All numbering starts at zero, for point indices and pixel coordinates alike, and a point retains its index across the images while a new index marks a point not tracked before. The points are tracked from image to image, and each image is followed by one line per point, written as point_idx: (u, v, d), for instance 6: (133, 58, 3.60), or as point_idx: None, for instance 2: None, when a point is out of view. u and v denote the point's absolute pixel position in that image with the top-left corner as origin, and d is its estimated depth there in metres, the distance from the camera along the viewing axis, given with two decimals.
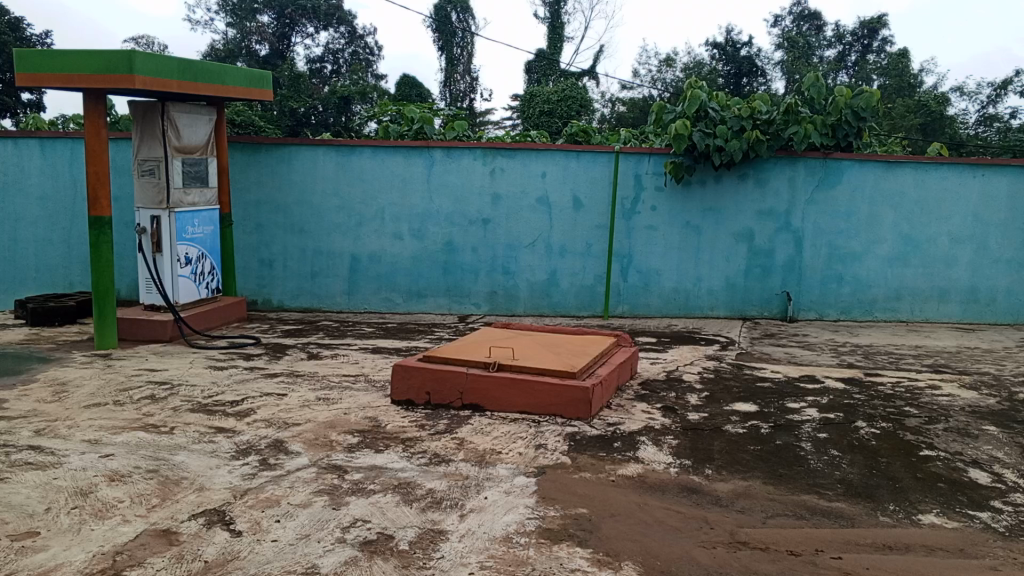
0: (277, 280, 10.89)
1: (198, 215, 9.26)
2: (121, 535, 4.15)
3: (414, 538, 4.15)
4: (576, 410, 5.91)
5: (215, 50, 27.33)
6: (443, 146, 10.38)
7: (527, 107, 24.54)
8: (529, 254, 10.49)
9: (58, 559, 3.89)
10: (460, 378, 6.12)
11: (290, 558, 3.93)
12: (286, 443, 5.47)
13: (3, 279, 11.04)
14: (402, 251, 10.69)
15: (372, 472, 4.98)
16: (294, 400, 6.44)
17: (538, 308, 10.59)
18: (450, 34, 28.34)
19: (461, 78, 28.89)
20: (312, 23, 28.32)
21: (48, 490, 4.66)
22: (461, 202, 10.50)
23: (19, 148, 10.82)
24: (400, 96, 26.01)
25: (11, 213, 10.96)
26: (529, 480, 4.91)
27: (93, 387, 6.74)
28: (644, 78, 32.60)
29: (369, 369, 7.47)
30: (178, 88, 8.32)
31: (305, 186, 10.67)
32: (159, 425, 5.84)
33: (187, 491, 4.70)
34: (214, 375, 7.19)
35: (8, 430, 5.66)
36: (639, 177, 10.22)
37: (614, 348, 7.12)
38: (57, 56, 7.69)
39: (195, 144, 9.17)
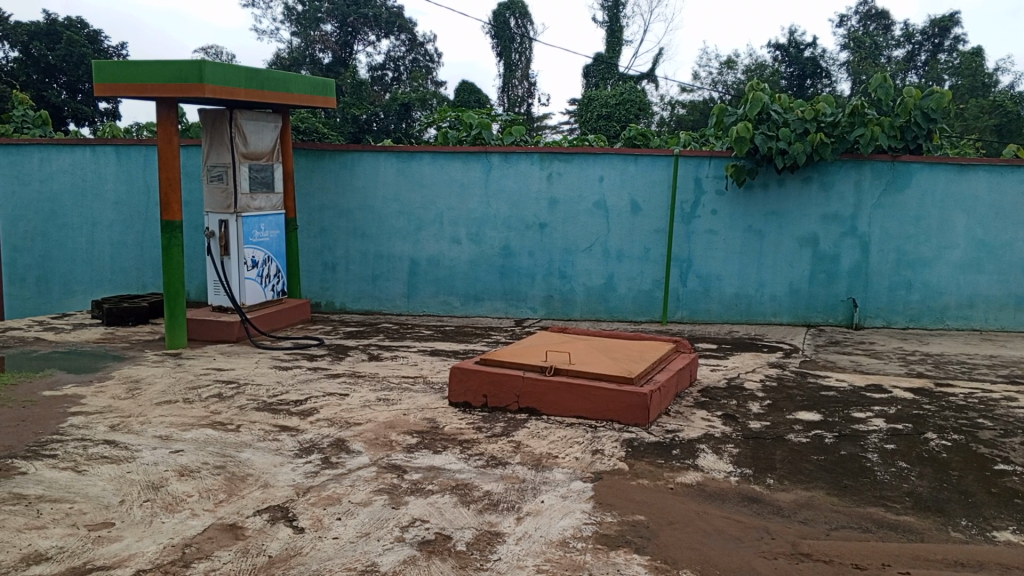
0: (339, 282, 11.11)
1: (264, 219, 9.51)
2: (190, 528, 4.29)
3: (472, 539, 4.18)
4: (634, 416, 5.86)
5: (281, 59, 28.08)
6: (501, 151, 10.44)
7: (585, 112, 24.48)
8: (586, 259, 10.46)
9: (131, 550, 4.04)
10: (517, 381, 6.15)
11: (351, 556, 4.00)
12: (348, 442, 5.57)
13: (83, 280, 11.56)
14: (461, 255, 10.78)
15: (431, 473, 5.03)
16: (355, 400, 6.55)
17: (595, 313, 10.54)
18: (508, 39, 28.52)
19: (519, 83, 29.01)
20: (374, 31, 28.84)
21: (123, 483, 4.85)
22: (519, 206, 10.54)
23: (97, 156, 11.30)
24: (460, 102, 26.28)
25: (89, 218, 11.45)
26: (586, 485, 4.90)
27: (164, 385, 6.99)
28: (705, 81, 32.21)
29: (428, 371, 7.55)
30: (245, 97, 8.57)
31: (367, 190, 10.86)
32: (226, 422, 6.02)
33: (253, 487, 4.83)
34: (279, 375, 7.37)
35: (85, 425, 5.91)
36: (699, 181, 10.09)
37: (673, 354, 7.05)
38: (133, 67, 8.01)
39: (261, 151, 9.43)
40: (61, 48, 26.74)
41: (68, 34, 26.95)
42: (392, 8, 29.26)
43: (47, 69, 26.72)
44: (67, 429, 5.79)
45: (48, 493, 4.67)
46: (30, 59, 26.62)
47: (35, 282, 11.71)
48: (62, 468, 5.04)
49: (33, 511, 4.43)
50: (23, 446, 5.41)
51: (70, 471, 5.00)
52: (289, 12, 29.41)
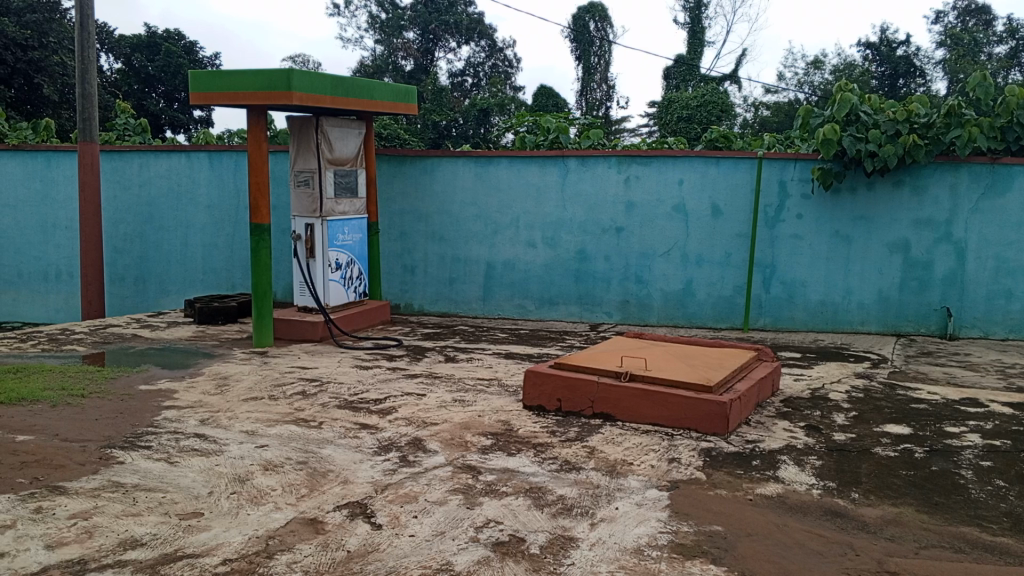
0: (418, 285, 11.31)
1: (349, 223, 9.76)
2: (274, 521, 4.44)
3: (545, 542, 4.19)
4: (713, 426, 5.75)
5: (365, 67, 28.81)
6: (578, 155, 10.44)
7: (665, 113, 24.19)
8: (664, 263, 10.32)
9: (219, 539, 4.21)
10: (592, 387, 6.12)
11: (426, 554, 4.06)
12: (424, 441, 5.66)
13: (177, 280, 12.14)
14: (537, 259, 10.81)
15: (505, 475, 5.06)
16: (432, 400, 6.65)
17: (673, 318, 10.38)
18: (587, 43, 28.49)
19: (598, 86, 28.88)
20: (455, 38, 29.21)
21: (211, 475, 5.06)
22: (596, 210, 10.50)
23: (191, 161, 11.84)
24: (538, 106, 26.35)
25: (183, 220, 12.00)
26: (661, 493, 4.83)
27: (250, 382, 7.25)
28: (790, 82, 31.34)
29: (503, 374, 7.60)
30: (331, 103, 8.83)
31: (445, 195, 11.03)
32: (309, 419, 6.21)
33: (333, 483, 4.96)
34: (359, 374, 7.55)
35: (178, 418, 6.19)
36: (783, 184, 9.83)
37: (754, 362, 6.88)
38: (226, 75, 8.35)
39: (346, 157, 9.69)
40: (160, 59, 28.14)
41: (166, 45, 28.29)
42: (472, 14, 29.62)
43: (147, 80, 28.21)
44: (161, 422, 6.08)
45: (143, 482, 4.91)
46: (131, 70, 28.13)
47: (133, 281, 12.34)
48: (156, 460, 5.29)
49: (130, 499, 4.67)
50: (121, 436, 5.72)
51: (164, 462, 5.25)
52: (373, 20, 30.07)
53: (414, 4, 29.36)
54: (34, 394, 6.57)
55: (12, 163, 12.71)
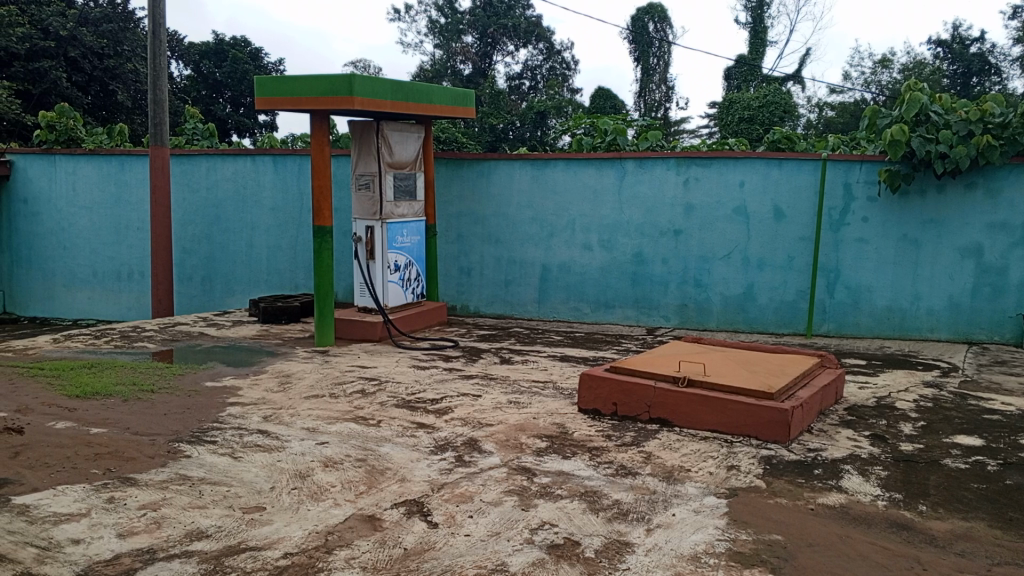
0: (474, 287, 11.39)
1: (407, 226, 9.89)
2: (333, 516, 4.53)
3: (600, 546, 4.17)
4: (773, 433, 5.63)
5: (424, 71, 29.17)
6: (636, 157, 10.36)
7: (725, 114, 23.82)
8: (724, 267, 10.16)
9: (280, 533, 4.31)
10: (649, 391, 6.06)
11: (482, 554, 4.09)
12: (480, 442, 5.69)
13: (243, 281, 12.48)
14: (592, 261, 10.76)
15: (560, 478, 5.05)
16: (487, 402, 6.69)
17: (733, 323, 10.21)
18: (646, 44, 28.27)
19: (657, 87, 28.62)
20: (513, 41, 29.31)
21: (274, 470, 5.18)
22: (654, 213, 10.40)
23: (257, 165, 12.16)
24: (595, 108, 26.27)
25: (248, 222, 12.33)
26: (720, 501, 4.76)
27: (312, 380, 7.42)
28: (857, 82, 30.50)
29: (558, 376, 7.60)
30: (391, 108, 8.97)
31: (502, 197, 11.09)
32: (367, 417, 6.31)
33: (391, 481, 5.03)
34: (416, 374, 7.64)
35: (242, 414, 6.37)
36: (848, 187, 9.58)
37: (817, 369, 6.71)
38: (290, 81, 8.54)
39: (405, 160, 9.83)
40: (227, 65, 28.97)
41: (233, 52, 29.12)
42: (530, 17, 29.65)
43: (215, 86, 29.10)
44: (226, 417, 6.26)
45: (208, 476, 5.07)
46: (200, 77, 29.07)
47: (201, 281, 12.73)
48: (221, 454, 5.45)
49: (195, 492, 4.82)
50: (188, 431, 5.91)
51: (228, 457, 5.41)
52: (433, 24, 30.33)
53: (473, 8, 29.58)
54: (107, 389, 6.84)
55: (88, 167, 13.27)
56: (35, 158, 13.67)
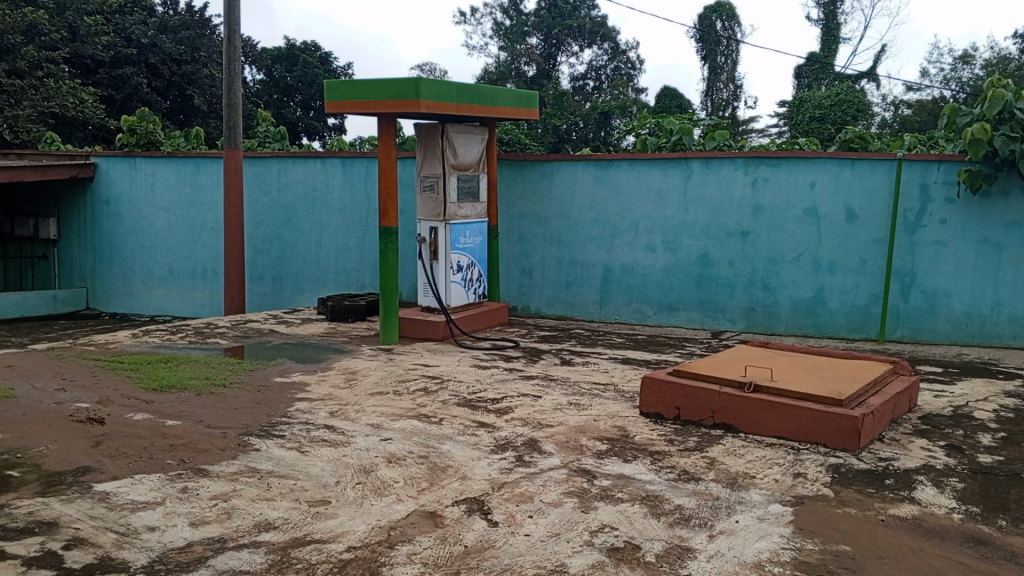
0: (535, 288, 11.42)
1: (470, 227, 9.98)
2: (396, 512, 4.61)
3: (662, 551, 4.13)
4: (842, 441, 5.49)
5: (489, 73, 29.36)
6: (702, 157, 10.22)
7: (795, 113, 23.24)
8: (792, 269, 9.92)
9: (344, 527, 4.40)
10: (713, 396, 5.97)
11: (541, 555, 4.10)
12: (540, 442, 5.70)
13: (311, 280, 12.78)
14: (656, 263, 10.65)
15: (620, 481, 5.02)
16: (548, 402, 6.69)
17: (802, 328, 9.95)
18: (714, 43, 27.76)
19: (725, 86, 28.15)
20: (577, 41, 29.26)
21: (338, 465, 5.30)
22: (720, 214, 10.23)
23: (326, 167, 12.44)
24: (660, 108, 26.00)
25: (317, 223, 12.62)
26: (785, 509, 4.66)
27: (376, 377, 7.55)
28: (935, 78, 29.38)
29: (619, 379, 7.54)
30: (456, 110, 9.05)
31: (564, 198, 11.09)
32: (430, 415, 6.39)
33: (452, 478, 5.08)
34: (478, 374, 7.69)
35: (309, 409, 6.53)
36: (925, 187, 9.24)
37: (890, 376, 6.49)
38: (358, 84, 8.72)
39: (469, 162, 9.92)
40: (298, 70, 29.76)
41: (304, 57, 29.90)
42: (595, 17, 29.54)
43: (286, 89, 29.88)
44: (294, 412, 6.43)
45: (276, 469, 5.21)
46: (272, 81, 29.90)
47: (271, 280, 13.10)
48: (289, 448, 5.60)
49: (264, 484, 4.96)
50: (257, 425, 6.09)
51: (295, 451, 5.55)
52: (498, 26, 30.45)
53: (538, 10, 29.62)
54: (182, 383, 7.11)
55: (166, 169, 13.80)
56: (116, 161, 14.28)
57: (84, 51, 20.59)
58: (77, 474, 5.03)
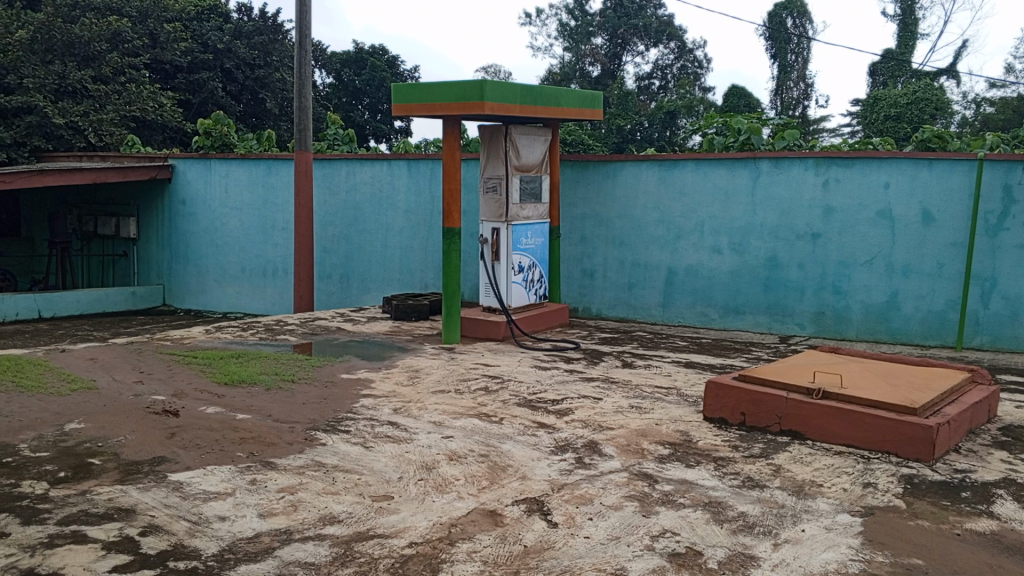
0: (597, 290, 11.37)
1: (532, 228, 10.00)
2: (457, 509, 4.66)
3: (724, 558, 4.06)
4: (916, 450, 5.30)
5: (553, 75, 29.35)
6: (771, 157, 10.02)
7: (869, 112, 22.49)
8: (865, 273, 9.62)
9: (407, 522, 4.47)
10: (780, 402, 5.83)
11: (601, 557, 4.09)
12: (601, 445, 5.68)
13: (377, 279, 13.02)
14: (722, 265, 10.48)
15: (682, 486, 4.96)
16: (609, 405, 6.65)
17: (874, 333, 9.63)
18: (784, 40, 27.12)
19: (795, 85, 27.49)
20: (643, 41, 28.96)
21: (401, 461, 5.38)
22: (789, 215, 10.00)
23: (392, 169, 12.65)
24: (728, 107, 25.53)
25: (383, 224, 12.84)
26: (854, 519, 4.52)
27: (439, 375, 7.65)
28: (1021, 75, 28.03)
29: (682, 383, 7.44)
30: (521, 112, 9.08)
31: (628, 199, 11.01)
32: (490, 414, 6.43)
33: (512, 478, 5.10)
34: (538, 375, 7.70)
35: (373, 406, 6.65)
36: (1008, 189, 8.85)
37: (967, 385, 6.23)
38: (424, 87, 8.84)
39: (532, 163, 9.95)
40: (366, 73, 30.32)
41: (372, 60, 30.50)
42: (661, 16, 29.20)
43: (354, 93, 30.46)
44: (358, 408, 6.56)
45: (341, 464, 5.33)
46: (341, 84, 30.51)
47: (338, 279, 13.39)
48: (354, 443, 5.71)
49: (329, 478, 5.08)
50: (324, 420, 6.23)
51: (360, 446, 5.66)
52: (563, 27, 30.36)
53: (604, 10, 29.45)
54: (252, 377, 7.33)
55: (239, 170, 14.24)
56: (193, 162, 14.81)
57: (164, 57, 21.47)
58: (154, 464, 5.24)
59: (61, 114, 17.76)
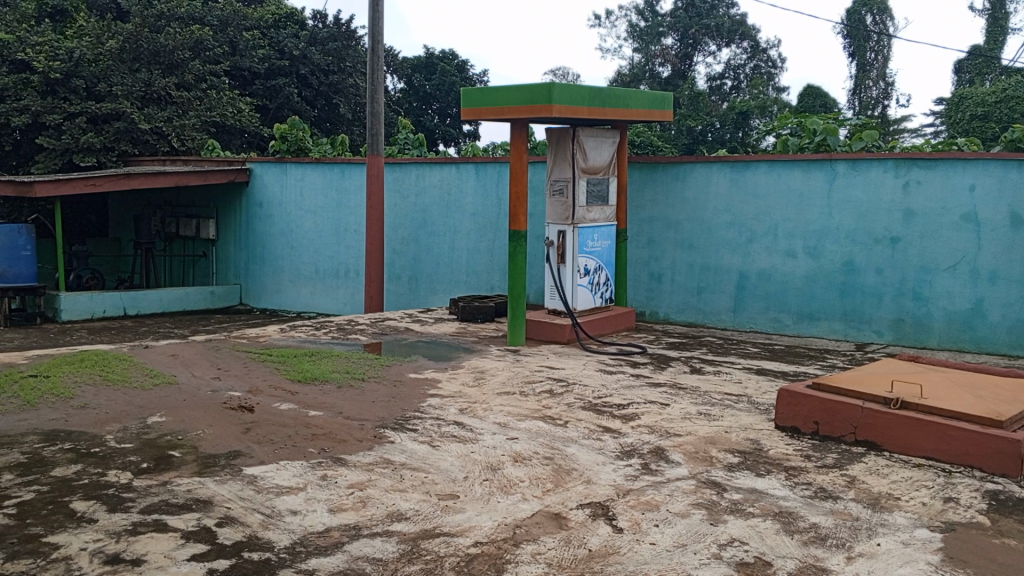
0: (664, 293, 11.23)
1: (598, 230, 9.96)
2: (521, 511, 4.67)
3: (795, 570, 3.97)
4: (1002, 465, 5.06)
5: (622, 77, 29.13)
6: (848, 159, 9.73)
7: (954, 112, 21.60)
8: (948, 279, 9.23)
9: (472, 522, 4.51)
10: (855, 411, 5.65)
11: (666, 564, 4.04)
12: (668, 451, 5.61)
13: (445, 281, 13.18)
14: (795, 269, 10.22)
15: (752, 495, 4.86)
16: (677, 411, 6.56)
17: (957, 342, 9.22)
18: (863, 38, 26.29)
19: (874, 84, 26.58)
20: (715, 41, 28.48)
21: (467, 461, 5.43)
22: (867, 219, 9.69)
23: (460, 172, 12.78)
24: (803, 108, 24.88)
25: (451, 226, 12.98)
26: (933, 535, 4.35)
27: (504, 377, 7.68)
28: None
29: (753, 390, 7.28)
30: (588, 114, 9.06)
31: (697, 202, 10.86)
32: (556, 417, 6.43)
33: (577, 481, 5.09)
34: (604, 379, 7.65)
35: (440, 406, 6.73)
36: None
37: None
38: (492, 92, 8.90)
39: (600, 165, 9.91)
40: (436, 78, 30.71)
41: (441, 65, 30.90)
42: (734, 16, 28.68)
43: (424, 97, 30.90)
44: (426, 408, 6.65)
45: (409, 461, 5.41)
46: (412, 89, 30.97)
47: (407, 280, 13.63)
48: (421, 442, 5.79)
49: (396, 475, 5.16)
50: (392, 418, 6.34)
51: (427, 445, 5.73)
52: (632, 28, 30.08)
53: (675, 10, 29.09)
54: (324, 375, 7.51)
55: (313, 174, 14.63)
56: (270, 166, 15.28)
57: (242, 64, 22.17)
58: (230, 457, 5.44)
59: (147, 120, 18.64)
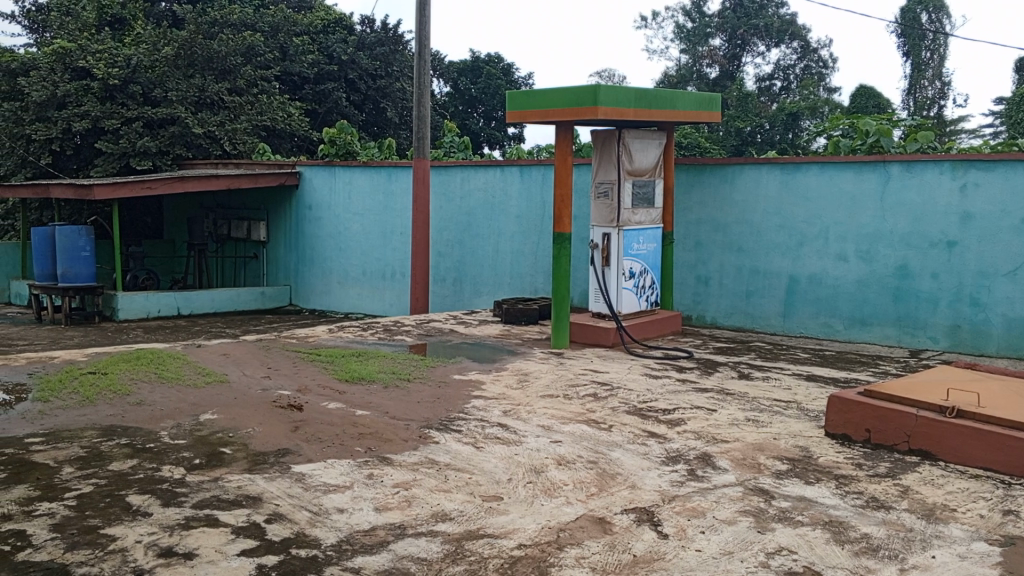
0: (712, 297, 11.10)
1: (644, 233, 9.90)
2: (565, 514, 4.66)
3: None
4: None
5: (669, 78, 28.89)
6: (903, 161, 9.50)
7: (1015, 111, 20.90)
8: (1008, 284, 8.93)
9: (515, 524, 4.52)
10: (909, 419, 5.51)
11: (712, 571, 4.00)
12: (714, 457, 5.54)
13: (489, 283, 13.22)
14: (847, 273, 10.01)
15: (800, 504, 4.77)
16: (723, 417, 6.48)
17: (1018, 349, 8.90)
18: (918, 37, 25.65)
19: (930, 84, 25.88)
20: (764, 41, 28.08)
21: (511, 463, 5.44)
22: (923, 222, 9.44)
23: (505, 175, 12.81)
24: (855, 108, 24.38)
25: (495, 228, 13.02)
26: (991, 548, 4.22)
27: (548, 380, 7.67)
28: None
29: (802, 397, 7.14)
30: (635, 116, 9.01)
31: (746, 204, 10.71)
32: (600, 421, 6.40)
33: (621, 486, 5.06)
34: (649, 383, 7.59)
35: (484, 407, 6.75)
36: None
37: None
38: (538, 95, 8.91)
39: (646, 167, 9.84)
40: (482, 82, 30.87)
41: (487, 69, 31.05)
42: (784, 16, 28.23)
43: (470, 100, 31.06)
44: (470, 409, 6.68)
45: (453, 462, 5.44)
46: (458, 93, 31.16)
47: (452, 282, 13.72)
48: (465, 443, 5.82)
49: (441, 476, 5.19)
50: (437, 419, 6.38)
51: (471, 446, 5.76)
52: (680, 29, 29.82)
53: (723, 11, 28.76)
54: (371, 375, 7.60)
55: (361, 177, 14.83)
56: (319, 169, 15.54)
57: (292, 69, 22.60)
58: (279, 455, 5.54)
59: (200, 125, 19.13)
